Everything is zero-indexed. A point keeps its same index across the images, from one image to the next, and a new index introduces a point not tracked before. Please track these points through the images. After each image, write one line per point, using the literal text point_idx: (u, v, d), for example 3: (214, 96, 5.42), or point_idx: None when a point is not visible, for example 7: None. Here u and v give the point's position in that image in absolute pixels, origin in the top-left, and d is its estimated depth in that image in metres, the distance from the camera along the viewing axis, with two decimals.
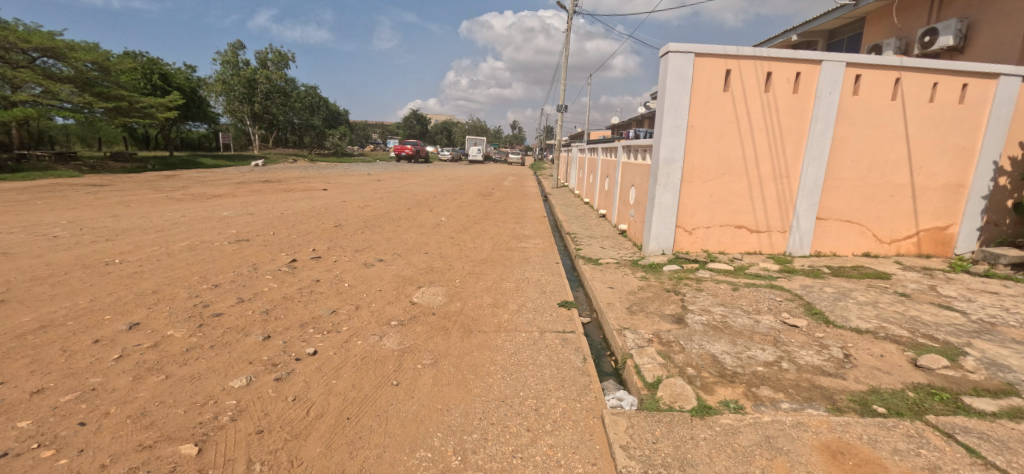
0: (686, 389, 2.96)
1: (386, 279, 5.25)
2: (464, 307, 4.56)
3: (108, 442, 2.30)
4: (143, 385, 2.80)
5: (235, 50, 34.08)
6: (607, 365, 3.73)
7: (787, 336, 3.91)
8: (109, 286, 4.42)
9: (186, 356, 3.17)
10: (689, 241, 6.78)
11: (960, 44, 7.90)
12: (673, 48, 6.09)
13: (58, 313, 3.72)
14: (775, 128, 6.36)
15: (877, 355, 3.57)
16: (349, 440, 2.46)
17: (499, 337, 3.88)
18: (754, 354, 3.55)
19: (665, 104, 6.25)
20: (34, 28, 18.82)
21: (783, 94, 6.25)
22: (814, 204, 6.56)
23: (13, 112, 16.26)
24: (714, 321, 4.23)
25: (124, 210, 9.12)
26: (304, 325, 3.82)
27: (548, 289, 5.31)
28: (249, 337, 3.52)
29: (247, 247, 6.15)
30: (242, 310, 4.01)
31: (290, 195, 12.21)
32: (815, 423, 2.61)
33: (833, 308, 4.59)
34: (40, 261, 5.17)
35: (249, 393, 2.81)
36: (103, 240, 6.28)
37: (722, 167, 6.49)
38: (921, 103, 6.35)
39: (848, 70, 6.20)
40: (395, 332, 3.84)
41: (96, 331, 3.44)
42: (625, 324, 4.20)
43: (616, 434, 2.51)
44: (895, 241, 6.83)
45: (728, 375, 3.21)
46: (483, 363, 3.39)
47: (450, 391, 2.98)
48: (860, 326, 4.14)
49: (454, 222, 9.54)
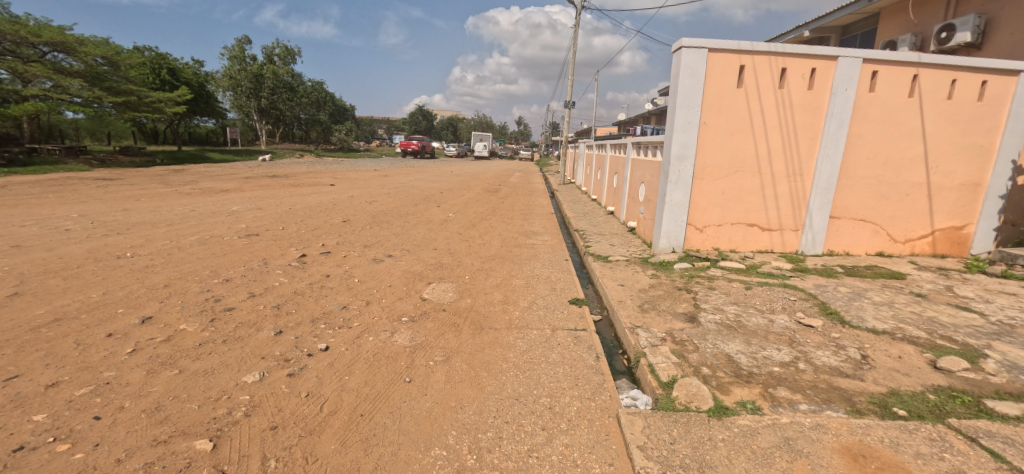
0: (702, 389, 2.93)
1: (396, 275, 5.24)
2: (474, 304, 4.54)
3: (123, 436, 2.31)
4: (157, 380, 2.80)
5: (242, 45, 34.28)
6: (620, 364, 3.70)
7: (802, 336, 3.85)
8: (120, 280, 4.41)
9: (199, 351, 3.16)
10: (700, 239, 6.71)
11: (977, 40, 7.77)
12: (686, 43, 6.00)
13: (71, 307, 3.72)
14: (789, 126, 6.26)
15: (895, 357, 3.52)
16: (364, 437, 2.45)
17: (511, 334, 3.85)
18: (769, 354, 3.50)
19: (677, 100, 6.18)
20: (45, 23, 19.16)
21: (797, 90, 6.15)
22: (828, 202, 6.47)
23: (25, 107, 16.69)
24: (727, 320, 4.17)
25: (135, 204, 9.22)
26: (316, 321, 3.81)
27: (558, 286, 5.27)
28: (261, 332, 3.51)
29: (258, 241, 6.16)
30: (253, 304, 4.00)
31: (298, 190, 12.22)
32: (835, 426, 2.56)
33: (848, 307, 4.52)
34: (51, 254, 5.18)
35: (262, 388, 2.80)
36: (113, 234, 6.31)
37: (734, 165, 6.40)
38: (938, 101, 6.25)
39: (865, 66, 6.09)
40: (406, 329, 3.83)
41: (109, 324, 3.43)
42: (637, 322, 4.18)
43: (633, 434, 2.48)
44: (909, 240, 6.73)
45: (743, 375, 3.17)
46: (495, 360, 3.37)
47: (463, 389, 2.97)
48: (876, 327, 4.08)
49: (462, 218, 9.50)
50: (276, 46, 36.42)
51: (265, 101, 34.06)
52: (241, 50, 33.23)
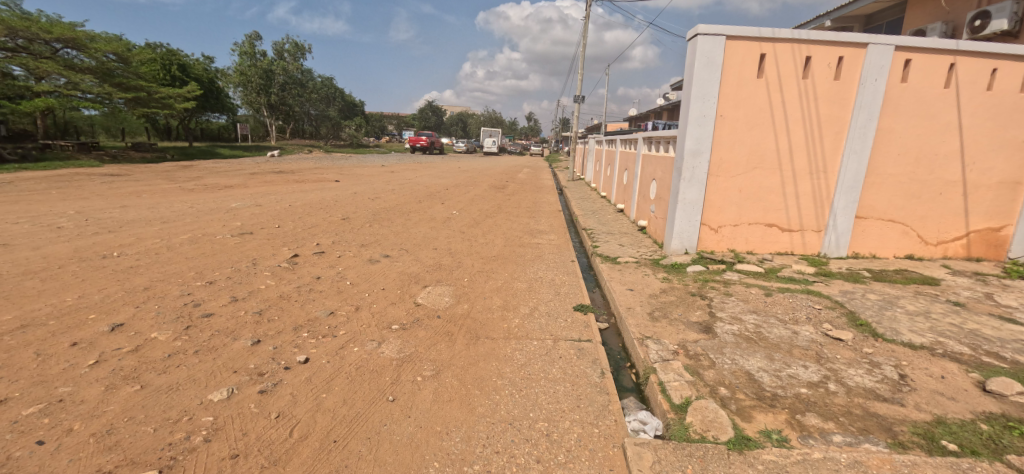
0: (720, 415, 2.59)
1: (391, 277, 4.96)
2: (471, 310, 4.24)
3: (63, 466, 2.05)
4: (114, 397, 2.54)
5: (252, 40, 34.36)
6: (627, 380, 3.37)
7: (831, 351, 3.48)
8: (100, 282, 4.18)
9: (167, 364, 2.89)
10: (715, 240, 6.32)
11: (1015, 28, 7.23)
12: (702, 30, 5.61)
13: (41, 311, 3.48)
14: (812, 119, 5.84)
15: (937, 377, 3.14)
16: (334, 469, 2.16)
17: (509, 345, 3.54)
18: (795, 373, 3.14)
19: (692, 91, 5.79)
20: (57, 19, 19.31)
21: (823, 81, 5.72)
22: (853, 201, 6.04)
23: (36, 102, 16.84)
24: (746, 331, 3.81)
25: (135, 200, 9.08)
26: (298, 329, 3.54)
27: (563, 290, 4.94)
28: (237, 342, 3.24)
29: (250, 240, 5.92)
30: (234, 310, 3.74)
31: (301, 187, 12.01)
32: (875, 464, 2.22)
33: (880, 318, 4.12)
34: (36, 253, 4.99)
35: (229, 408, 2.53)
36: (105, 232, 6.12)
37: (753, 161, 6.00)
38: (977, 92, 5.78)
39: (897, 54, 5.65)
40: (395, 338, 3.53)
41: (76, 332, 3.18)
42: (647, 332, 3.83)
43: (642, 471, 2.16)
44: (941, 242, 6.27)
45: (766, 398, 2.82)
46: (489, 376, 3.07)
47: (451, 410, 2.67)
48: (913, 341, 3.70)
49: (466, 215, 9.19)
50: (286, 43, 36.46)
51: (274, 97, 34.11)
52: (250, 46, 33.18)
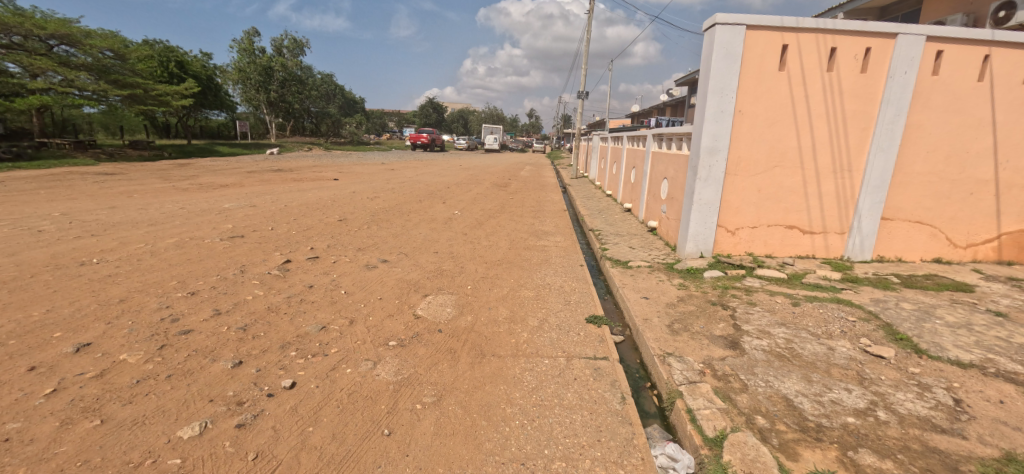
0: (763, 453, 2.28)
1: (389, 285, 4.63)
2: (475, 323, 3.91)
3: None
4: (69, 435, 2.21)
5: (252, 37, 34.04)
6: (649, 404, 3.04)
7: (873, 371, 3.15)
8: (72, 294, 3.86)
9: (134, 392, 2.57)
10: (732, 242, 5.98)
11: None
12: (720, 20, 5.26)
13: (1, 329, 3.16)
14: (837, 114, 5.49)
15: (997, 402, 2.80)
16: None
17: (517, 364, 3.22)
18: (838, 398, 2.82)
19: (709, 85, 5.45)
20: (51, 15, 18.96)
21: (848, 73, 5.37)
22: (879, 202, 5.69)
23: (30, 100, 16.52)
24: (777, 348, 3.48)
25: (125, 200, 8.76)
26: (285, 347, 3.21)
27: (573, 298, 4.61)
28: (216, 364, 2.92)
29: (241, 245, 5.59)
30: (216, 326, 3.41)
31: (298, 186, 11.69)
32: None
33: (920, 332, 3.78)
34: (9, 261, 4.67)
35: (200, 448, 2.20)
36: (87, 236, 5.79)
37: (772, 159, 5.65)
38: (1013, 85, 5.42)
39: (928, 45, 5.29)
40: (392, 358, 3.21)
41: (36, 354, 2.86)
42: (667, 348, 3.51)
43: None
44: (971, 245, 5.93)
45: (811, 430, 2.50)
46: (497, 403, 2.74)
47: (455, 446, 2.34)
48: (960, 358, 3.36)
49: (468, 216, 8.85)
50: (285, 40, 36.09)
51: (274, 95, 33.75)
52: (249, 42, 32.81)
